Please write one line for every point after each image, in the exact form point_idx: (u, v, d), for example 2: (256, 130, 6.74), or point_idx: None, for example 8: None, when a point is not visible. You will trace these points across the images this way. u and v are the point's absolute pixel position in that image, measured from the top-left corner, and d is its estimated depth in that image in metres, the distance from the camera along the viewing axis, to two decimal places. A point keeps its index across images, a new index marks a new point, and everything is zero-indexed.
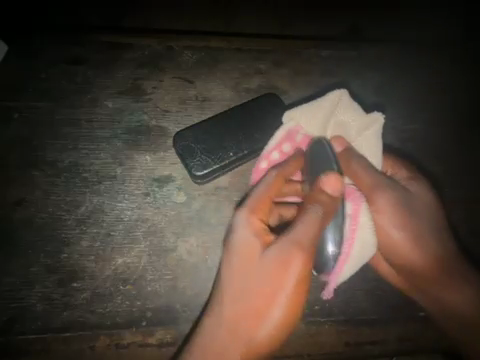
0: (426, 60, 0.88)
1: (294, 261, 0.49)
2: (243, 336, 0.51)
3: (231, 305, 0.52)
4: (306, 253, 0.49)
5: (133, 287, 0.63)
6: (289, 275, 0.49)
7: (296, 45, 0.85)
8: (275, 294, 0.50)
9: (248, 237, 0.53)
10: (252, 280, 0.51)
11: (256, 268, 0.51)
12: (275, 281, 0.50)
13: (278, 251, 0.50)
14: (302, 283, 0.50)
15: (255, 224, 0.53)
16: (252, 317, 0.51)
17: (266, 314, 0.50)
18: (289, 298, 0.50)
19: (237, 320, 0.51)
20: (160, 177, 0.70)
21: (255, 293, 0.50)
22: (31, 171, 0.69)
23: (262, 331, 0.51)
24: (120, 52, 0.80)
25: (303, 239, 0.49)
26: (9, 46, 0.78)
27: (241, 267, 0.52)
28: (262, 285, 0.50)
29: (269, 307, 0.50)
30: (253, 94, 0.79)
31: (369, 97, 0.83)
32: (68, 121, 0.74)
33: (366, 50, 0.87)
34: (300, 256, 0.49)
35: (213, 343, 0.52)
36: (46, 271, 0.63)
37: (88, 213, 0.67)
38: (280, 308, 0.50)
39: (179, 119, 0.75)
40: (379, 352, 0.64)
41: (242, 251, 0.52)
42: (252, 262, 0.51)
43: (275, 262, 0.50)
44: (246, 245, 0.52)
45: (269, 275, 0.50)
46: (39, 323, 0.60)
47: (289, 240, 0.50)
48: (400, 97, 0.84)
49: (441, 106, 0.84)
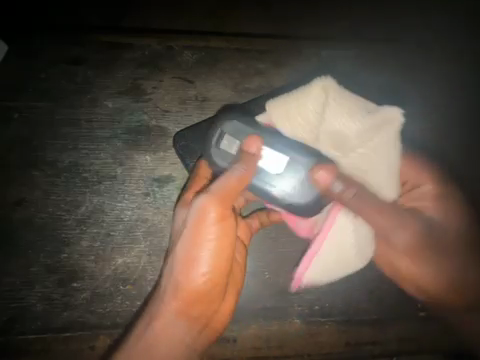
0: (426, 60, 0.89)
1: (209, 212, 0.51)
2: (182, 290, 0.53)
3: (167, 272, 0.55)
4: (219, 204, 0.50)
5: (133, 287, 0.63)
6: (206, 224, 0.51)
7: (296, 45, 0.85)
8: (198, 248, 0.52)
9: (183, 214, 0.58)
10: (176, 241, 0.54)
11: (181, 229, 0.54)
12: (197, 235, 0.52)
13: (193, 210, 0.52)
14: (219, 234, 0.52)
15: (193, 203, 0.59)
16: (184, 274, 0.53)
17: (191, 271, 0.52)
18: (209, 250, 0.52)
19: (173, 284, 0.54)
20: (160, 177, 0.70)
21: (184, 249, 0.53)
22: (31, 171, 0.69)
23: (194, 289, 0.53)
24: (120, 52, 0.80)
25: (216, 189, 0.51)
26: (9, 46, 0.78)
27: (175, 233, 0.57)
28: (187, 237, 0.52)
29: (198, 258, 0.52)
30: (253, 94, 0.79)
31: (370, 96, 0.82)
32: (68, 121, 0.74)
33: (366, 50, 0.87)
34: (216, 205, 0.50)
35: (157, 312, 0.54)
36: (46, 271, 0.63)
37: (88, 213, 0.67)
38: (208, 255, 0.52)
39: (179, 119, 0.75)
40: (379, 352, 0.65)
41: (178, 224, 0.57)
42: (183, 223, 0.55)
43: (192, 222, 0.52)
44: (181, 219, 0.57)
45: (190, 231, 0.52)
46: (39, 323, 0.60)
47: (203, 195, 0.51)
48: (401, 96, 0.83)
49: (441, 106, 0.84)
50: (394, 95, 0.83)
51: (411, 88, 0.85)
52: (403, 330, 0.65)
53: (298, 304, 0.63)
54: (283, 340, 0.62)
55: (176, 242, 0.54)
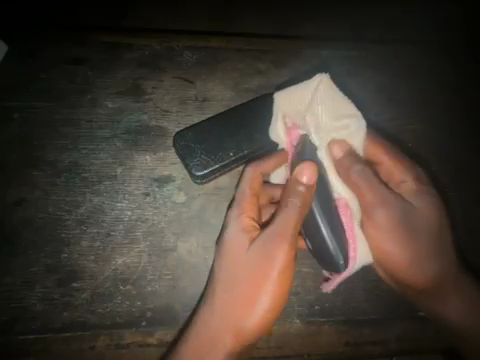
0: (426, 60, 0.89)
1: (278, 252, 0.51)
2: (234, 320, 0.52)
3: (221, 298, 0.54)
4: (288, 242, 0.51)
5: (133, 287, 0.63)
6: (272, 262, 0.51)
7: (296, 45, 0.85)
8: (260, 286, 0.52)
9: (240, 235, 0.56)
10: (236, 272, 0.53)
11: (240, 259, 0.54)
12: (263, 272, 0.52)
13: (261, 245, 0.53)
14: (283, 273, 0.52)
15: (245, 222, 0.57)
16: (241, 305, 0.52)
17: (253, 303, 0.52)
18: (272, 286, 0.52)
19: (227, 311, 0.53)
20: (160, 177, 0.70)
21: (246, 283, 0.52)
22: (31, 171, 0.69)
23: (250, 320, 0.52)
24: (120, 52, 0.80)
25: (285, 230, 0.52)
26: (9, 46, 0.78)
27: (229, 260, 0.55)
28: (248, 272, 0.52)
29: (261, 294, 0.52)
30: (253, 94, 0.79)
31: (369, 97, 0.83)
32: (68, 121, 0.74)
33: (366, 50, 0.87)
34: (284, 248, 0.51)
35: (208, 331, 0.54)
36: (46, 271, 0.63)
37: (88, 213, 0.67)
38: (267, 294, 0.52)
39: (179, 119, 0.75)
40: (379, 352, 0.65)
41: (230, 247, 0.55)
42: (242, 252, 0.54)
43: (259, 255, 0.52)
44: (236, 241, 0.55)
45: (256, 267, 0.52)
46: (39, 323, 0.60)
47: (271, 232, 0.52)
48: (400, 98, 0.84)
49: (439, 108, 0.85)
50: (393, 96, 0.84)
51: (410, 88, 0.85)
52: (401, 330, 0.65)
53: (298, 304, 0.63)
54: (283, 341, 0.62)
55: (232, 272, 0.54)
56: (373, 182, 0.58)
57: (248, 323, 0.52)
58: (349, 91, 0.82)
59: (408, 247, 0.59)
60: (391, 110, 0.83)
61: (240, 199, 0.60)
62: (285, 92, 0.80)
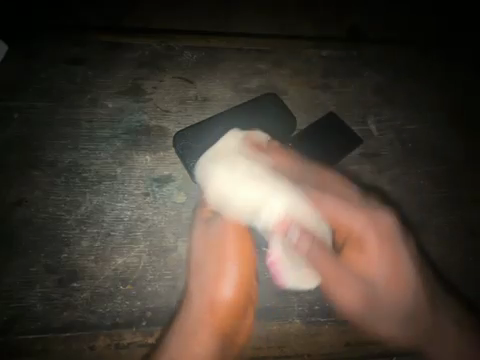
0: (426, 60, 0.89)
1: (234, 223, 0.59)
2: (212, 294, 0.59)
3: (196, 285, 0.59)
4: (240, 221, 0.59)
5: (133, 287, 0.62)
6: (230, 233, 0.59)
7: (296, 46, 0.85)
8: (224, 255, 0.59)
9: (199, 226, 0.61)
10: (200, 252, 0.60)
11: (202, 244, 0.60)
12: (223, 244, 0.59)
13: (221, 227, 0.59)
14: (245, 245, 0.59)
15: (205, 214, 0.61)
16: (215, 279, 0.59)
17: (223, 277, 0.59)
18: (238, 262, 0.59)
19: (203, 296, 0.58)
20: (160, 177, 0.70)
21: (211, 260, 0.59)
22: (31, 171, 0.69)
23: (222, 294, 0.58)
24: (120, 52, 0.80)
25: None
26: (9, 46, 0.78)
27: (200, 249, 0.60)
28: (213, 254, 0.59)
29: (226, 264, 0.59)
30: (253, 94, 0.79)
31: (370, 95, 0.82)
32: (68, 121, 0.74)
33: (366, 51, 0.87)
34: (235, 219, 0.59)
35: (187, 322, 0.58)
36: (46, 271, 0.63)
37: (88, 213, 0.67)
38: (234, 262, 0.59)
39: (179, 119, 0.75)
40: (380, 352, 0.63)
41: (198, 238, 0.60)
42: (203, 236, 0.60)
43: (218, 237, 0.59)
44: (201, 235, 0.60)
45: (214, 241, 0.59)
46: (39, 323, 0.60)
47: (225, 217, 0.59)
48: (401, 96, 0.83)
49: (441, 106, 0.84)
50: (393, 96, 0.83)
51: (411, 88, 0.85)
52: None
53: (298, 304, 0.63)
54: (283, 341, 0.62)
55: (200, 253, 0.60)
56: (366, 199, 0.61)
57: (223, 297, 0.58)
58: (349, 91, 0.82)
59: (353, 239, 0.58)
60: (393, 108, 0.82)
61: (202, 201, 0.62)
62: (285, 92, 0.80)
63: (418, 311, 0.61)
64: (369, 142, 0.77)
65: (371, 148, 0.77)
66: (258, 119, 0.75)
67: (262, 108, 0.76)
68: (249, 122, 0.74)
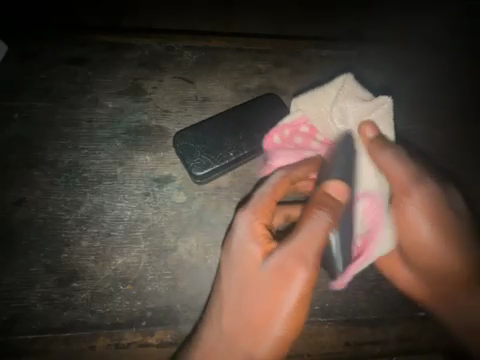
0: (425, 61, 0.89)
1: (298, 274, 0.51)
2: (246, 349, 0.53)
3: (231, 321, 0.54)
4: (308, 265, 0.51)
5: (133, 287, 0.63)
6: (290, 289, 0.51)
7: (296, 45, 0.85)
8: (274, 314, 0.52)
9: (255, 249, 0.55)
10: (251, 293, 0.53)
11: (255, 283, 0.53)
12: (275, 297, 0.52)
13: (277, 264, 0.52)
14: (305, 294, 0.51)
15: (258, 227, 0.56)
16: (251, 328, 0.53)
17: (268, 325, 0.52)
18: (292, 309, 0.51)
19: (237, 334, 0.54)
20: (160, 177, 0.70)
21: (258, 312, 0.53)
22: (31, 171, 0.69)
23: (263, 346, 0.52)
24: (120, 52, 0.81)
25: (305, 250, 0.51)
26: (9, 46, 0.78)
27: (241, 275, 0.55)
28: (265, 296, 0.52)
29: (271, 325, 0.52)
30: (253, 94, 0.79)
31: (370, 95, 0.82)
32: (68, 121, 0.74)
33: (367, 50, 0.87)
34: (302, 267, 0.51)
35: (211, 354, 0.55)
36: (46, 271, 0.63)
37: (88, 213, 0.67)
38: (281, 320, 0.52)
39: (179, 119, 0.75)
40: (379, 351, 0.64)
41: (242, 263, 0.55)
42: (256, 270, 0.53)
43: (274, 275, 0.52)
44: (246, 257, 0.55)
45: (269, 289, 0.52)
46: (39, 323, 0.60)
47: (288, 251, 0.52)
48: (402, 96, 0.83)
49: (442, 106, 0.83)
50: (394, 96, 0.83)
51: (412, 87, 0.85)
52: (403, 330, 0.64)
53: None
54: None
55: (246, 293, 0.54)
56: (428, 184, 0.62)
57: (262, 348, 0.53)
58: None
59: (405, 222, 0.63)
60: (394, 107, 0.81)
61: (255, 206, 0.57)
62: (285, 92, 0.80)
63: (460, 244, 0.63)
64: None
65: None
66: (258, 116, 0.73)
67: (262, 106, 0.75)
68: (250, 120, 0.73)
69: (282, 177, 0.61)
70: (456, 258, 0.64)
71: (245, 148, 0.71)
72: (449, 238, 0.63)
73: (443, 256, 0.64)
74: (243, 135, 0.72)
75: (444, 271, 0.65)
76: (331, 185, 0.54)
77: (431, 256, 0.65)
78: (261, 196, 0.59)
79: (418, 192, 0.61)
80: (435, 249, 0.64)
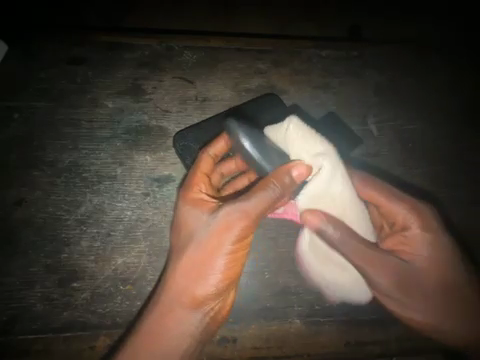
0: (425, 60, 0.89)
1: (235, 226, 0.53)
2: (190, 288, 0.54)
3: (173, 266, 0.55)
4: (248, 219, 0.53)
5: (133, 287, 0.62)
6: (229, 235, 0.53)
7: (296, 45, 0.85)
8: (214, 255, 0.54)
9: (198, 211, 0.57)
10: (192, 237, 0.55)
11: (198, 231, 0.55)
12: (216, 245, 0.54)
13: (222, 215, 0.54)
14: (242, 245, 0.55)
15: (199, 200, 0.59)
16: (193, 277, 0.54)
17: (211, 268, 0.54)
18: (226, 266, 0.54)
19: (178, 283, 0.54)
20: (160, 177, 0.70)
21: (200, 250, 0.54)
22: (31, 171, 0.69)
23: (205, 287, 0.54)
24: (120, 52, 0.80)
25: (251, 212, 0.53)
26: (9, 46, 0.78)
27: (184, 224, 0.57)
28: (207, 240, 0.54)
29: (214, 260, 0.54)
30: (253, 94, 0.79)
31: (369, 96, 0.82)
32: (68, 121, 0.74)
33: (366, 51, 0.87)
34: (241, 217, 0.53)
35: (163, 307, 0.55)
36: (46, 271, 0.63)
37: (88, 213, 0.67)
38: (223, 262, 0.54)
39: (179, 119, 0.75)
40: (380, 352, 0.63)
41: (185, 217, 0.57)
42: (200, 222, 0.56)
43: (220, 221, 0.54)
44: (188, 216, 0.57)
45: (211, 233, 0.54)
46: (40, 323, 0.60)
47: (238, 206, 0.53)
48: (401, 96, 0.83)
49: (440, 106, 0.84)
50: (394, 96, 0.83)
51: (410, 88, 0.85)
52: (402, 329, 0.63)
53: (297, 304, 0.63)
54: (284, 340, 0.61)
55: (194, 237, 0.55)
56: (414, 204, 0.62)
57: (203, 286, 0.54)
58: (349, 91, 0.82)
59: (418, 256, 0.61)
60: (393, 108, 0.82)
61: (187, 182, 0.61)
62: (284, 92, 0.80)
63: (451, 310, 0.61)
64: (369, 142, 0.77)
65: (372, 148, 0.77)
66: (257, 117, 0.73)
67: (262, 107, 0.75)
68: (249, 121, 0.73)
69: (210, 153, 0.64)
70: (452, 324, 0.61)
71: None
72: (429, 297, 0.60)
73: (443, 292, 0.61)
74: None
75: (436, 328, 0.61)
76: (297, 165, 0.53)
77: (435, 309, 0.60)
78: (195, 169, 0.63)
79: (382, 277, 0.58)
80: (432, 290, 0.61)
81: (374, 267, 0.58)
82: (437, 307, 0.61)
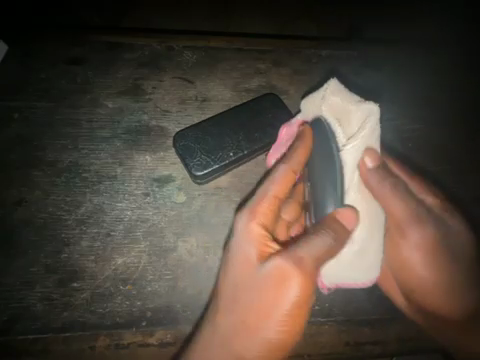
0: (425, 60, 0.89)
1: (292, 281, 0.48)
2: (238, 347, 0.51)
3: (226, 321, 0.52)
4: (303, 274, 0.48)
5: (132, 287, 0.62)
6: (285, 293, 0.49)
7: (296, 45, 0.85)
8: (269, 314, 0.50)
9: (249, 249, 0.53)
10: (244, 290, 0.51)
11: (251, 282, 0.51)
12: (269, 300, 0.50)
13: (273, 267, 0.49)
14: (295, 316, 0.50)
15: (257, 232, 0.54)
16: (245, 330, 0.51)
17: (260, 329, 0.50)
18: (281, 329, 0.50)
19: (229, 338, 0.52)
20: (160, 177, 0.70)
21: (253, 307, 0.51)
22: (31, 171, 0.69)
23: (256, 348, 0.51)
24: (119, 52, 0.81)
25: (308, 263, 0.49)
26: (9, 46, 0.78)
27: (239, 269, 0.53)
28: (259, 296, 0.50)
29: (267, 318, 0.50)
30: (253, 94, 0.79)
31: (370, 96, 0.82)
32: (69, 121, 0.74)
33: (366, 51, 0.87)
34: (297, 273, 0.48)
35: (208, 357, 0.53)
36: (46, 271, 0.63)
37: (88, 213, 0.67)
38: (276, 326, 0.50)
39: (179, 119, 0.75)
40: (380, 352, 0.63)
41: (240, 257, 0.53)
42: (253, 271, 0.52)
43: (272, 278, 0.49)
44: (243, 254, 0.53)
45: (265, 288, 0.50)
46: (40, 323, 0.60)
47: (289, 256, 0.49)
48: (402, 95, 0.83)
49: (440, 106, 0.84)
50: (394, 96, 0.83)
51: (411, 88, 0.85)
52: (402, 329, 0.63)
53: None
54: None
55: (247, 291, 0.51)
56: (438, 198, 0.71)
57: (254, 347, 0.51)
58: (349, 91, 0.82)
59: (426, 239, 0.69)
60: (393, 107, 0.82)
61: (252, 206, 0.55)
62: (284, 92, 0.80)
63: (450, 270, 0.71)
64: None
65: None
66: (257, 117, 0.73)
67: (262, 106, 0.74)
68: (249, 121, 0.73)
69: (286, 169, 0.56)
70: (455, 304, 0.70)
71: (245, 148, 0.71)
72: (441, 264, 0.71)
73: (431, 248, 0.70)
74: (244, 135, 0.72)
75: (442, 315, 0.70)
76: (343, 212, 0.48)
77: (436, 290, 0.71)
78: (264, 193, 0.56)
79: (418, 232, 0.68)
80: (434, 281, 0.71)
81: (415, 226, 0.68)
82: (442, 289, 0.71)
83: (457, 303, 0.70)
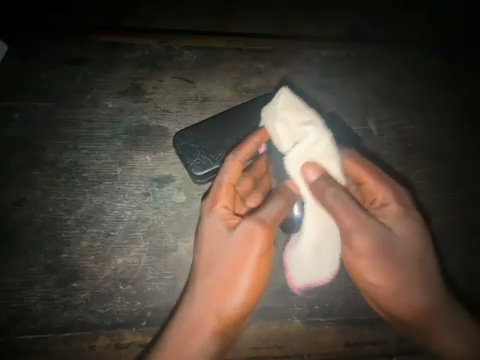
0: (426, 57, 0.89)
1: (256, 235, 0.53)
2: (215, 307, 0.54)
3: (202, 286, 0.55)
4: (268, 231, 0.53)
5: (132, 287, 0.62)
6: (252, 249, 0.53)
7: (296, 45, 0.85)
8: (240, 270, 0.54)
9: (215, 223, 0.57)
10: (216, 256, 0.55)
11: (221, 243, 0.55)
12: (238, 256, 0.54)
13: (241, 230, 0.54)
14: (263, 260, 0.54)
15: (221, 211, 0.58)
16: (219, 291, 0.54)
17: (234, 286, 0.54)
18: (250, 280, 0.54)
19: (208, 302, 0.55)
20: (160, 177, 0.70)
21: (225, 269, 0.54)
22: (31, 171, 0.69)
23: (229, 304, 0.54)
24: (119, 52, 0.80)
25: (269, 222, 0.54)
26: (9, 46, 0.78)
27: (208, 240, 0.56)
28: (232, 254, 0.54)
29: (239, 275, 0.54)
30: (253, 94, 0.79)
31: (370, 96, 0.82)
32: (68, 121, 0.74)
33: (366, 51, 0.87)
34: (262, 232, 0.53)
35: (189, 322, 0.55)
36: (46, 271, 0.63)
37: (88, 213, 0.67)
38: (246, 275, 0.54)
39: (179, 119, 0.75)
40: (379, 352, 0.63)
41: (208, 235, 0.57)
42: (220, 238, 0.56)
43: (242, 235, 0.54)
44: (211, 229, 0.57)
45: (237, 250, 0.54)
46: (39, 323, 0.60)
47: (256, 217, 0.54)
48: (402, 96, 0.83)
49: (440, 106, 0.84)
50: (394, 96, 0.83)
51: (411, 88, 0.85)
52: (402, 330, 0.63)
53: (298, 304, 0.63)
54: (284, 340, 0.62)
55: (215, 256, 0.55)
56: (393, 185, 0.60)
57: (230, 304, 0.54)
58: (349, 91, 0.82)
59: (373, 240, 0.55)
60: (393, 108, 0.82)
61: (214, 191, 0.59)
62: None
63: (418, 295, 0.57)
64: (368, 142, 0.78)
65: (371, 149, 0.77)
66: (257, 117, 0.73)
67: (262, 106, 0.74)
68: (249, 121, 0.73)
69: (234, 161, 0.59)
70: (428, 292, 0.57)
71: None
72: (421, 281, 0.57)
73: (414, 268, 0.56)
74: (244, 135, 0.72)
75: (412, 314, 0.58)
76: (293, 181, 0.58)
77: (398, 292, 0.57)
78: (219, 180, 0.59)
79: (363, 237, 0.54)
80: (385, 285, 0.57)
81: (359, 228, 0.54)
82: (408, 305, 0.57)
83: (418, 299, 0.57)
